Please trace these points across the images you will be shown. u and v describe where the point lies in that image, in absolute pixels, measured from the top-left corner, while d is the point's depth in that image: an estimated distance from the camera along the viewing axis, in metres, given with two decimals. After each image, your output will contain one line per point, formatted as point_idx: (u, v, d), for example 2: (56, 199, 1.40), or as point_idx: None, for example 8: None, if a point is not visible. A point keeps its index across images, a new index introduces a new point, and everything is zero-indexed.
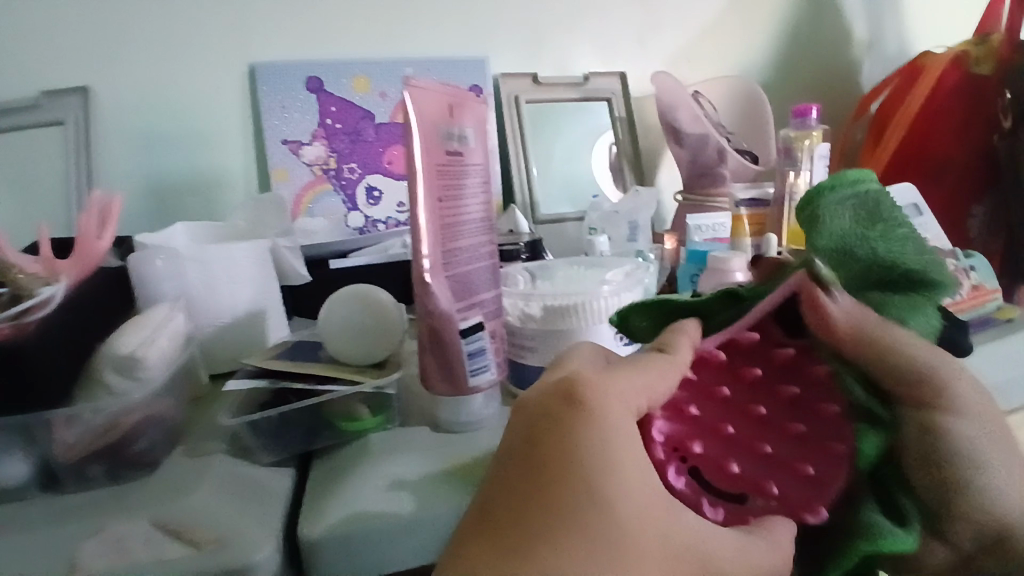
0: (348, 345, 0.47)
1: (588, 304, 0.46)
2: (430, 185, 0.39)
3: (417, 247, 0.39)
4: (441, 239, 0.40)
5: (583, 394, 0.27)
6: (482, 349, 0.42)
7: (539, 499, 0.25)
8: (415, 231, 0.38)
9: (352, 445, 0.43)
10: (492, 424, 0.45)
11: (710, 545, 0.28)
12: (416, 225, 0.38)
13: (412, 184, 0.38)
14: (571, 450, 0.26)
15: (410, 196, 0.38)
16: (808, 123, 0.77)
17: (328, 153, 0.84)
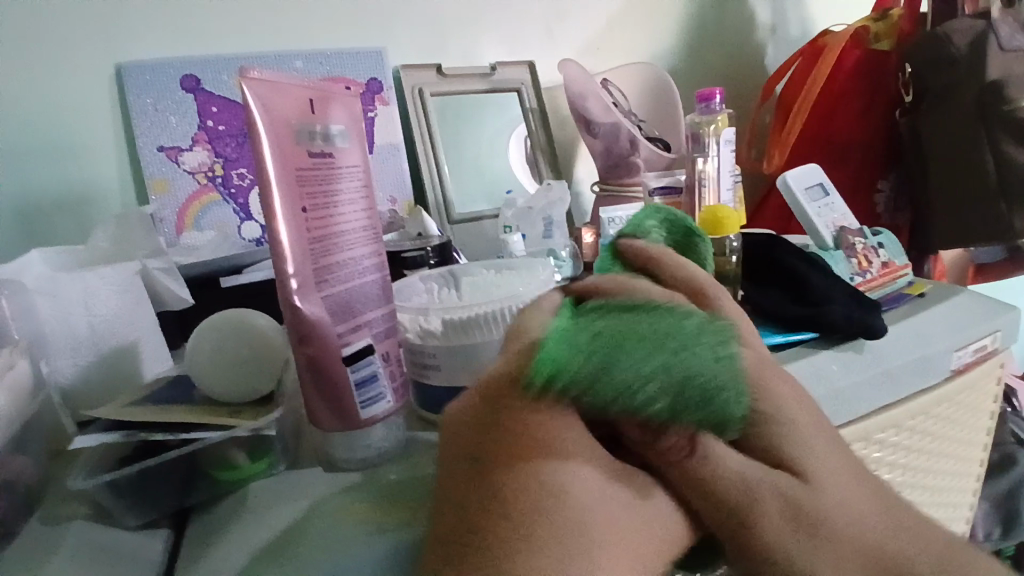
0: (222, 379, 0.41)
1: (492, 314, 0.41)
2: (289, 194, 0.34)
3: (280, 267, 0.34)
4: (310, 255, 0.35)
5: (520, 383, 0.26)
6: (374, 375, 0.38)
7: (499, 481, 0.24)
8: (276, 249, 0.33)
9: (233, 497, 0.37)
10: (396, 453, 0.40)
11: (677, 514, 0.26)
12: (275, 241, 0.33)
13: (266, 194, 0.33)
14: (529, 433, 0.25)
15: (266, 208, 0.33)
16: (712, 108, 0.75)
17: (213, 159, 0.76)
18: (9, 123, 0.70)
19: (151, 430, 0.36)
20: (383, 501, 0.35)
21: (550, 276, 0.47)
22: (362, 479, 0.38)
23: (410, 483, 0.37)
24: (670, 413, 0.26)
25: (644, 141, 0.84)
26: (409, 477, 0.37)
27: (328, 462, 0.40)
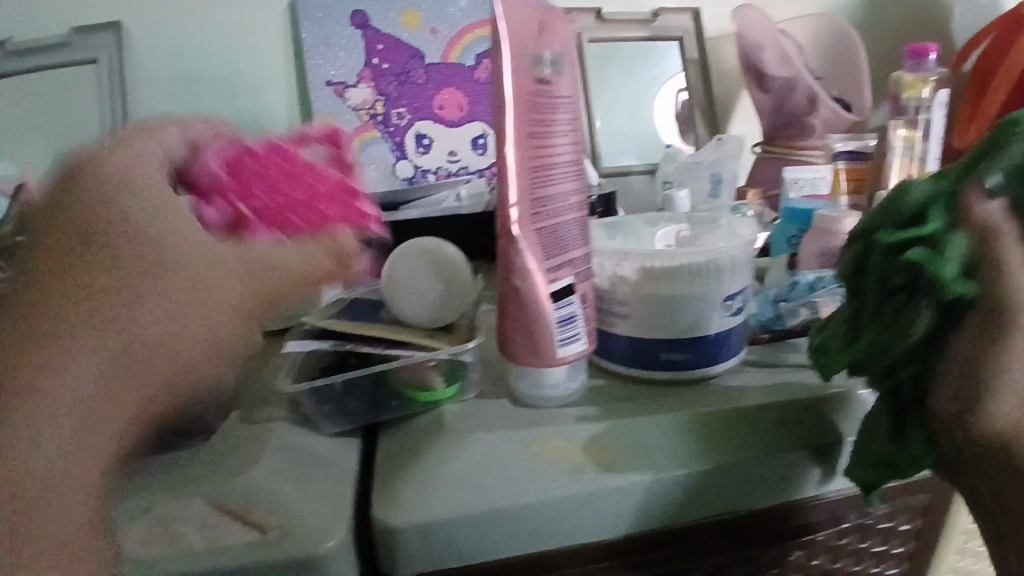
0: (413, 303, 0.41)
1: (693, 267, 0.39)
2: (521, 120, 0.33)
3: (503, 193, 0.33)
4: (531, 184, 0.34)
5: (79, 178, 0.28)
6: (573, 317, 0.36)
7: (29, 312, 0.25)
8: (503, 175, 0.33)
9: (424, 418, 0.37)
10: (579, 399, 0.39)
11: (279, 256, 0.31)
12: (503, 168, 0.33)
13: (501, 118, 0.33)
14: (69, 247, 0.27)
15: (501, 133, 0.32)
16: (923, 66, 0.66)
17: (376, 96, 0.77)
18: (196, 50, 0.74)
19: (356, 343, 0.38)
20: (578, 446, 0.35)
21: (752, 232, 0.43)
22: (553, 419, 0.37)
23: (603, 431, 0.36)
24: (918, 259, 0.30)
25: (826, 99, 0.76)
26: (601, 424, 0.36)
27: (514, 397, 0.39)
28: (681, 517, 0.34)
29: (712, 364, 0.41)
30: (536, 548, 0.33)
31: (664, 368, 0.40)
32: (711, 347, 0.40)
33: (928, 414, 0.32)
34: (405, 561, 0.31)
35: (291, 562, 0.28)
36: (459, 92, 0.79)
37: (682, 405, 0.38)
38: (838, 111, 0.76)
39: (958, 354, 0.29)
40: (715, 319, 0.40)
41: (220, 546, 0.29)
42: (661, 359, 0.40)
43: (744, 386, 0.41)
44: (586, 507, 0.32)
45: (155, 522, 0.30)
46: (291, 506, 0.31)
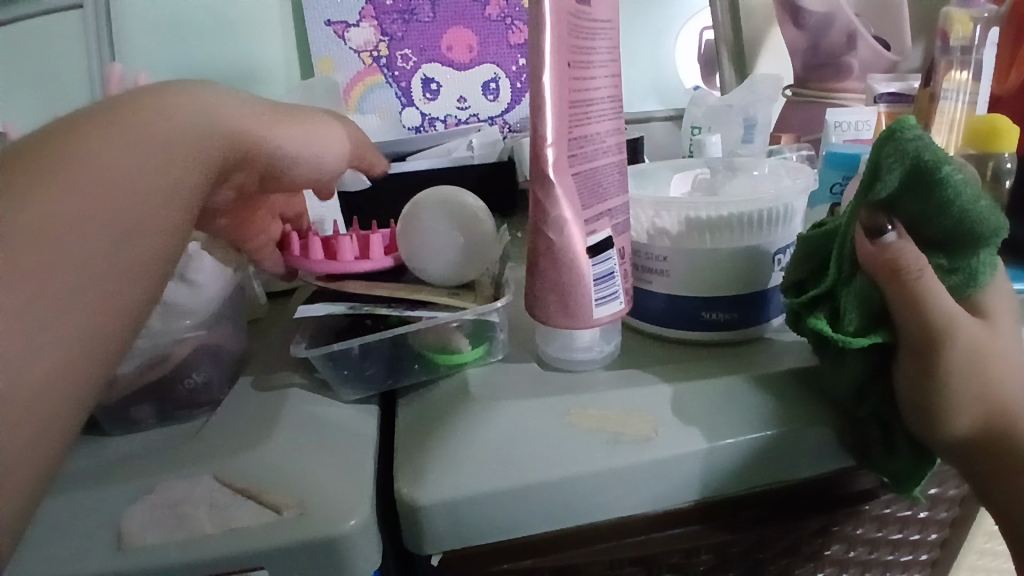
0: (433, 258, 0.38)
1: (739, 218, 0.36)
2: (560, 45, 0.29)
3: (538, 131, 0.29)
4: (569, 122, 0.30)
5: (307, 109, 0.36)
6: (611, 273, 0.33)
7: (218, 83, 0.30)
8: (538, 108, 0.29)
9: (448, 382, 0.34)
10: (616, 361, 0.36)
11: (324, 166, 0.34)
12: (538, 101, 0.29)
13: (538, 42, 0.28)
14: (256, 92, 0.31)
15: (537, 60, 0.28)
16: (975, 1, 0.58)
17: (379, 37, 0.71)
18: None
19: (376, 305, 0.34)
20: (616, 414, 0.32)
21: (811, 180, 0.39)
22: (589, 385, 0.34)
23: (643, 398, 0.33)
24: (864, 274, 0.32)
25: (866, 36, 0.70)
26: (641, 390, 0.33)
27: (543, 360, 0.36)
28: (726, 490, 0.32)
29: (756, 324, 0.38)
30: (573, 525, 0.30)
31: (705, 329, 0.37)
32: (755, 306, 0.37)
33: (893, 430, 0.33)
34: (433, 539, 0.29)
35: (312, 544, 0.26)
36: (468, 32, 0.73)
37: (727, 369, 0.35)
38: (879, 49, 0.70)
39: (905, 372, 0.31)
40: (759, 276, 0.37)
41: (234, 528, 0.26)
42: (702, 320, 0.37)
43: (793, 346, 0.37)
44: (626, 481, 0.30)
45: (162, 502, 0.28)
46: (311, 482, 0.28)
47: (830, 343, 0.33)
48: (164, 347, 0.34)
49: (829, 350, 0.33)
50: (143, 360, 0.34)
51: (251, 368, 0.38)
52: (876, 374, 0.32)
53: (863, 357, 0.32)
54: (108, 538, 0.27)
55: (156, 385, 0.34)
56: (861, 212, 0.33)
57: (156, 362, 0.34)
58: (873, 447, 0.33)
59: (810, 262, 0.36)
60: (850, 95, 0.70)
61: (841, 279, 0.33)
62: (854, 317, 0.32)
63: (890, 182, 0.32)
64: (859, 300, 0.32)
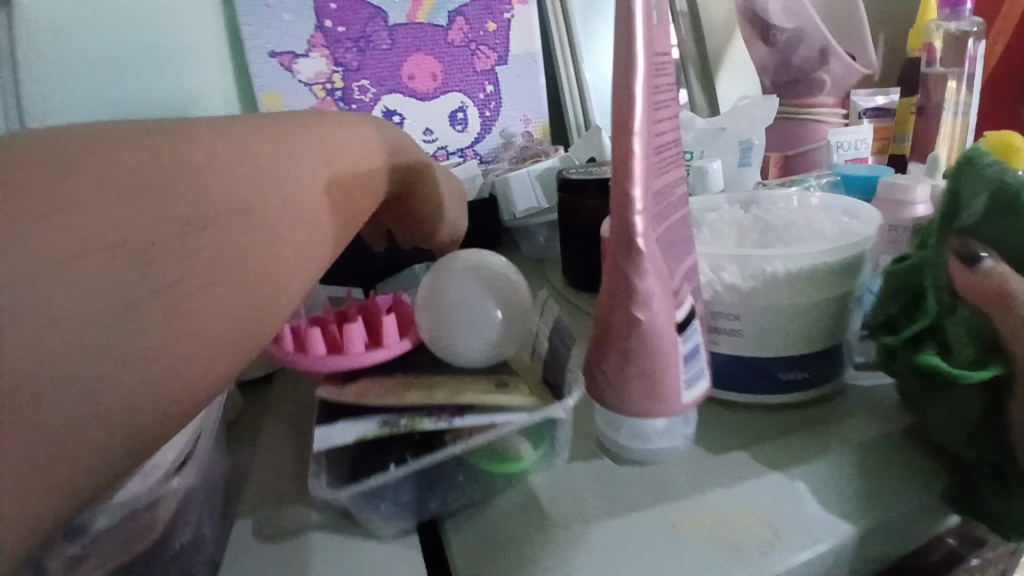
0: (468, 333, 0.32)
1: (813, 271, 0.32)
2: (649, 87, 0.23)
3: (623, 192, 0.23)
4: (654, 178, 0.25)
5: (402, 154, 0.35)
6: (698, 348, 0.28)
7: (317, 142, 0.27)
8: (628, 168, 0.23)
9: (512, 496, 0.28)
10: (697, 444, 0.31)
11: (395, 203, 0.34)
12: (628, 159, 0.23)
13: (627, 85, 0.22)
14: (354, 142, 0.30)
15: (627, 106, 0.22)
16: (959, 17, 0.60)
17: (332, 68, 0.63)
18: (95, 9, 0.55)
19: (414, 416, 0.27)
20: (723, 517, 0.27)
21: (878, 215, 0.36)
22: (677, 482, 0.28)
23: (748, 494, 0.28)
24: (968, 305, 0.28)
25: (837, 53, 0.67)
26: (744, 484, 0.28)
27: (614, 452, 0.30)
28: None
29: (833, 378, 0.34)
30: None
31: (783, 391, 0.33)
32: (832, 359, 0.33)
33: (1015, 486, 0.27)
34: None
35: None
36: (431, 59, 0.67)
37: (817, 440, 0.31)
38: (850, 63, 0.67)
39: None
40: (832, 326, 0.33)
41: None
42: (780, 381, 0.33)
43: (869, 401, 0.34)
44: None
45: None
46: None
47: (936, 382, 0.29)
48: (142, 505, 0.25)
49: (939, 388, 0.29)
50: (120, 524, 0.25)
51: (244, 500, 0.29)
52: (987, 415, 0.28)
53: (977, 396, 0.27)
54: None
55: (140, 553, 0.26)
56: (951, 242, 0.30)
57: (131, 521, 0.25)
58: (987, 493, 0.28)
59: (900, 300, 0.32)
60: (827, 110, 0.66)
61: (942, 312, 0.29)
62: (962, 356, 0.28)
63: (974, 207, 0.29)
64: (966, 332, 0.28)
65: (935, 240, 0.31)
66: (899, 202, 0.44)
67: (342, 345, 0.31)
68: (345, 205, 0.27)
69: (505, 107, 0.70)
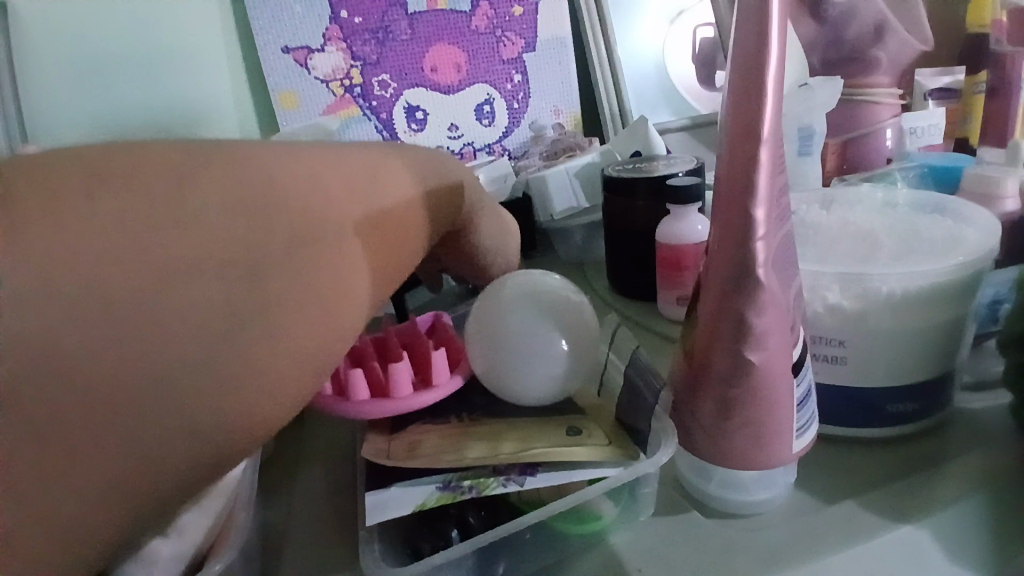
0: (532, 366, 0.28)
1: (936, 286, 0.27)
2: (780, 89, 0.20)
3: (744, 216, 0.20)
4: (777, 197, 0.21)
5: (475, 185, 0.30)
6: (811, 390, 0.24)
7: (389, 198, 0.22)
8: (752, 186, 0.20)
9: (593, 560, 0.25)
10: (796, 491, 0.27)
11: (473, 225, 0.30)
12: (753, 173, 0.20)
13: (754, 88, 0.19)
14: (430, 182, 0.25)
15: (751, 113, 0.19)
16: None
17: (350, 62, 0.58)
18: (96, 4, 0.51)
19: (480, 474, 0.23)
20: None
21: (996, 222, 0.31)
22: (779, 540, 0.25)
23: (870, 555, 0.24)
24: None
25: (894, 29, 0.60)
26: (866, 542, 0.24)
27: (701, 501, 0.27)
28: None
29: (945, 406, 0.30)
30: None
31: (890, 425, 0.29)
32: (945, 386, 0.29)
33: None
34: None
35: None
36: (454, 48, 0.62)
37: (931, 479, 0.27)
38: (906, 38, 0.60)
39: None
40: (952, 349, 0.29)
41: None
42: (888, 414, 0.29)
43: (982, 429, 0.30)
44: None
45: None
46: None
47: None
48: None
49: None
50: None
51: (284, 564, 0.26)
52: None
53: None
54: None
55: None
56: None
57: None
58: None
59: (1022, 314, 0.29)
60: (882, 91, 0.59)
61: None
62: None
63: None
64: None
65: None
66: (989, 196, 0.39)
67: (387, 386, 0.27)
68: (412, 245, 0.23)
69: (534, 98, 0.65)
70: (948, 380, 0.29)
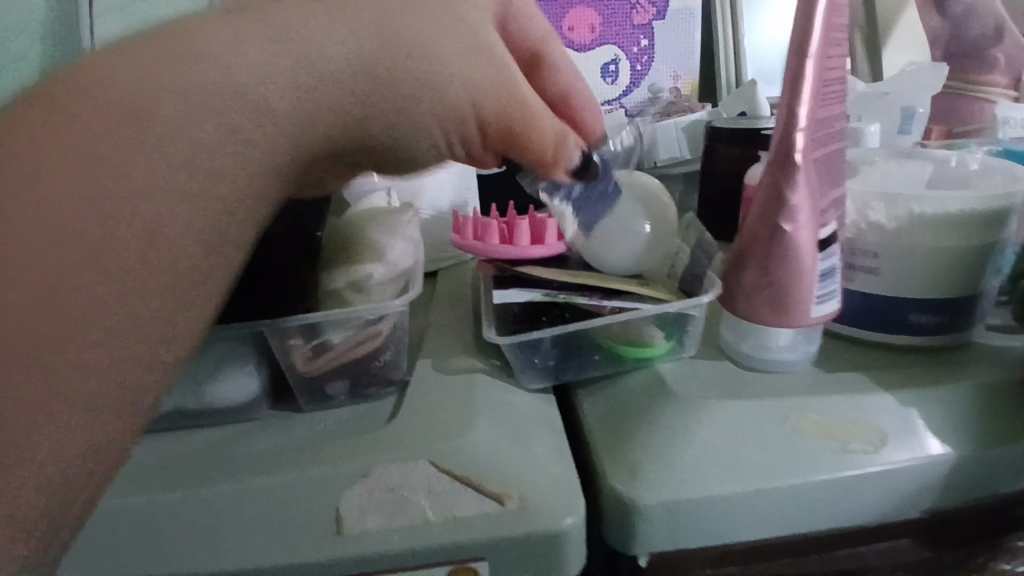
0: (620, 243, 0.36)
1: (963, 216, 0.33)
2: (827, 17, 0.26)
3: (789, 113, 0.27)
4: (819, 105, 0.28)
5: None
6: (834, 270, 0.30)
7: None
8: (799, 91, 0.27)
9: (639, 375, 0.33)
10: (813, 363, 0.34)
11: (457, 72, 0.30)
12: (798, 80, 0.27)
13: (805, 17, 0.26)
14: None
15: (805, 36, 0.26)
16: None
17: None
18: None
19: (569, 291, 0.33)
20: (832, 419, 0.30)
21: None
22: (789, 385, 0.32)
23: (867, 405, 0.31)
24: None
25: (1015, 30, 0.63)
26: (862, 396, 0.31)
27: (733, 356, 0.34)
28: (939, 501, 0.31)
29: (965, 329, 0.35)
30: (783, 534, 0.29)
31: (910, 334, 0.34)
32: (966, 309, 0.34)
33: None
34: (645, 539, 0.28)
35: (533, 540, 0.26)
36: (591, 11, 0.70)
37: (933, 375, 0.33)
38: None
39: None
40: (973, 276, 0.34)
41: (458, 518, 0.26)
42: (909, 324, 0.34)
43: (992, 355, 0.35)
44: (850, 491, 0.28)
45: (380, 488, 0.27)
46: (528, 479, 0.28)
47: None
48: (371, 317, 0.32)
49: None
50: (361, 327, 0.33)
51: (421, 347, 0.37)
52: None
53: None
54: (327, 525, 0.26)
55: (356, 361, 0.33)
56: None
57: (362, 328, 0.33)
58: None
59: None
60: (996, 88, 0.62)
61: None
62: None
63: None
64: None
65: None
66: None
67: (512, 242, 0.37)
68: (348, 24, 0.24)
69: (656, 61, 0.72)
70: (971, 307, 0.35)
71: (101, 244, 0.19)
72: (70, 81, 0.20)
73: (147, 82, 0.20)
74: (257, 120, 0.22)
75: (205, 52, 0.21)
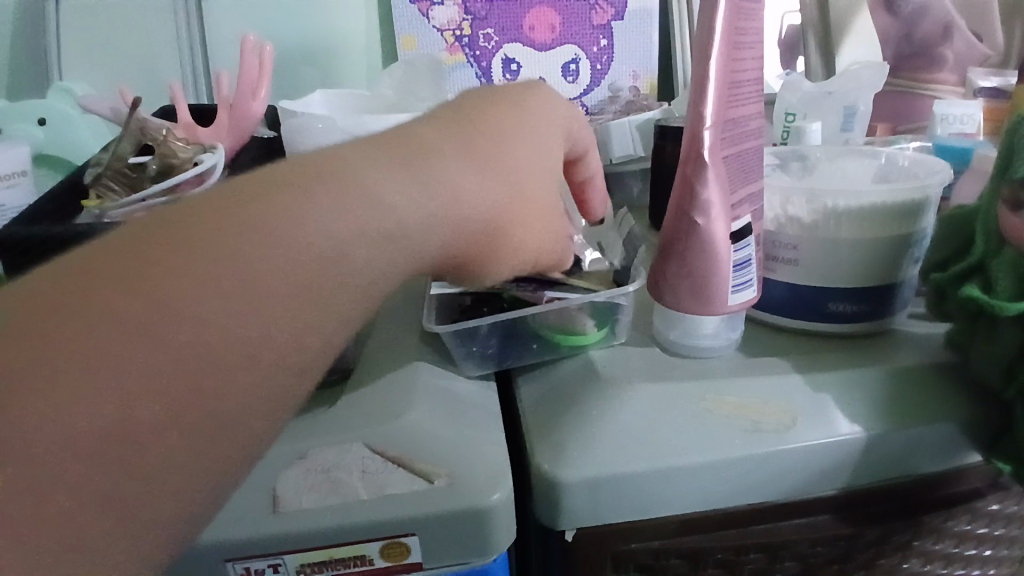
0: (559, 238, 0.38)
1: (874, 209, 0.35)
2: (729, 23, 0.29)
3: (697, 113, 0.30)
4: (725, 105, 0.30)
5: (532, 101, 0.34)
6: (748, 260, 0.32)
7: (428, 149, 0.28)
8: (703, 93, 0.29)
9: (573, 362, 0.35)
10: (737, 349, 0.36)
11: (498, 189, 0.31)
12: (703, 82, 0.29)
13: (707, 23, 0.29)
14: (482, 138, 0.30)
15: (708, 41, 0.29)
16: None
17: (463, 15, 0.68)
18: None
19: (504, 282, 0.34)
20: (747, 400, 0.32)
21: (950, 175, 0.38)
22: (711, 369, 0.34)
23: (780, 386, 0.33)
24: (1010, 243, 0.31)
25: (960, 28, 0.66)
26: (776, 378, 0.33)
27: (662, 344, 0.36)
28: (854, 478, 0.32)
29: (884, 317, 0.37)
30: (702, 508, 0.31)
31: (831, 321, 0.37)
32: (883, 298, 0.37)
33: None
34: (570, 514, 0.29)
35: (459, 516, 0.27)
36: (551, 11, 0.71)
37: (849, 359, 0.35)
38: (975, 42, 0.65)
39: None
40: (888, 267, 0.36)
41: (389, 496, 0.28)
42: (829, 312, 0.36)
43: (908, 341, 0.37)
44: (763, 467, 0.30)
45: (317, 470, 0.29)
46: (458, 459, 0.29)
47: (984, 315, 0.32)
48: None
49: (981, 321, 0.32)
50: None
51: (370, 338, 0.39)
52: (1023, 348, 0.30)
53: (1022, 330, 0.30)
54: (265, 504, 0.28)
55: None
56: (1002, 186, 0.33)
57: None
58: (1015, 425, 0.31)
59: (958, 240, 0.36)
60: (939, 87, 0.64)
61: (990, 252, 0.32)
62: (1007, 287, 0.31)
63: None
64: (1010, 269, 0.31)
65: (992, 191, 0.33)
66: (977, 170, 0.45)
67: None
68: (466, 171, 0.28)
69: (617, 60, 0.73)
70: (888, 297, 0.37)
71: (209, 383, 0.20)
72: (208, 209, 0.22)
73: (324, 210, 0.23)
74: (381, 256, 0.24)
75: (349, 202, 0.24)
